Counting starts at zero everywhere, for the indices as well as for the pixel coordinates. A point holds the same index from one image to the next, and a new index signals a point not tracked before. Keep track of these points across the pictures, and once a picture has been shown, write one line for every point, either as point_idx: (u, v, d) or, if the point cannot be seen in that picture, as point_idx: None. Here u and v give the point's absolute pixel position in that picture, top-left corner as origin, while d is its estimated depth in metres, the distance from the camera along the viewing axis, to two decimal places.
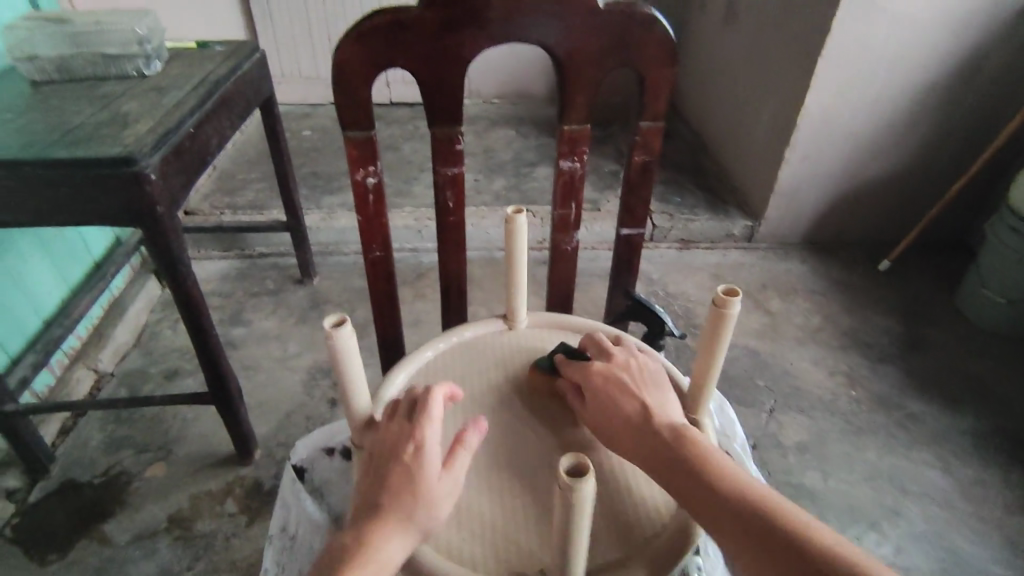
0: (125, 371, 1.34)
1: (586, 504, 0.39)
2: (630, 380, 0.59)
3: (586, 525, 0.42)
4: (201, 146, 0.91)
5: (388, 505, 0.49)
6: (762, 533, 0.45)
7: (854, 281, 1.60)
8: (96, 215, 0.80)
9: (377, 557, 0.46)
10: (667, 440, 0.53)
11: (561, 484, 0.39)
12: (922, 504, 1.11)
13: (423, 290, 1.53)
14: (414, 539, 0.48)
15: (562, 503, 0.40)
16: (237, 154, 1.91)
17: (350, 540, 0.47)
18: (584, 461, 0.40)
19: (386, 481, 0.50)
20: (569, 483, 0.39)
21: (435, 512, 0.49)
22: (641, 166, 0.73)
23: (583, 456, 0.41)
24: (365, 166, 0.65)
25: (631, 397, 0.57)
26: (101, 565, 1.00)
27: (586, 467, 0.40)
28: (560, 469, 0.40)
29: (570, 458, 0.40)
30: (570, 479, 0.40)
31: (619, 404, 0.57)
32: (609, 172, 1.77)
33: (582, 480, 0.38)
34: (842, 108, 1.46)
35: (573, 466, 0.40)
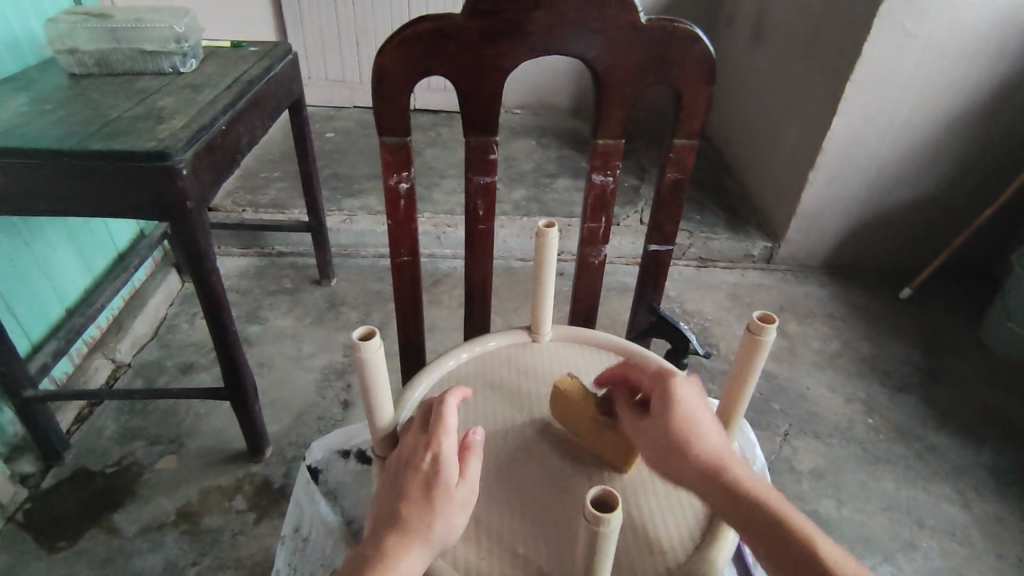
0: (141, 362, 1.35)
1: (611, 542, 0.39)
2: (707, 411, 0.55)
3: (609, 562, 0.41)
4: (232, 143, 0.92)
5: (408, 516, 0.48)
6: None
7: (874, 308, 1.58)
8: (127, 207, 0.81)
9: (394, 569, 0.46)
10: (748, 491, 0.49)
11: (587, 516, 0.38)
12: (939, 540, 1.08)
13: (440, 296, 1.54)
14: (430, 555, 0.48)
15: (586, 538, 0.39)
16: (262, 153, 1.94)
17: (368, 553, 0.47)
18: (612, 494, 0.39)
19: (404, 491, 0.50)
20: (595, 516, 0.38)
21: (452, 527, 0.49)
22: (673, 183, 0.73)
23: (611, 490, 0.40)
24: (399, 172, 0.66)
25: (709, 429, 0.53)
26: (109, 554, 1.00)
27: (615, 501, 0.39)
28: (586, 501, 0.39)
29: (598, 490, 0.40)
30: (597, 510, 0.39)
31: (698, 433, 0.52)
32: (629, 187, 1.77)
33: (609, 515, 0.38)
34: (869, 134, 1.46)
35: (600, 498, 0.40)
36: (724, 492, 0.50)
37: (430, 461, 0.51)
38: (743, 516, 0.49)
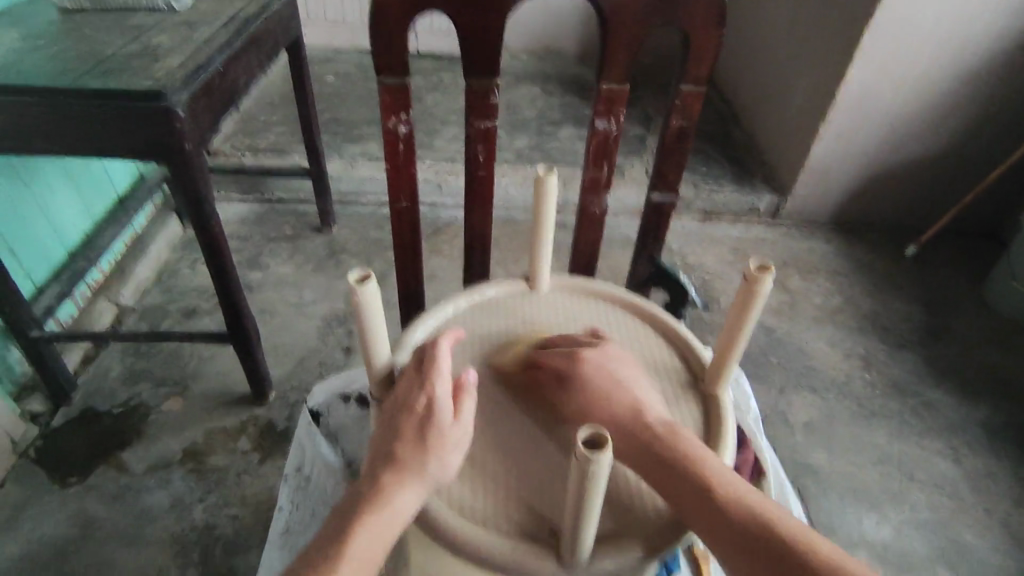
0: (145, 306, 1.36)
1: (601, 478, 0.40)
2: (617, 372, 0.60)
3: (599, 496, 0.42)
4: (229, 86, 0.90)
5: (405, 454, 0.50)
6: (746, 541, 0.48)
7: (878, 264, 1.58)
8: (123, 148, 0.79)
9: (389, 506, 0.48)
10: (659, 437, 0.54)
11: (578, 455, 0.39)
12: (926, 492, 1.11)
13: (441, 246, 1.53)
14: (424, 493, 0.50)
15: (576, 474, 0.41)
16: (260, 95, 1.89)
17: (365, 490, 0.49)
18: (603, 433, 0.40)
19: (400, 431, 0.51)
20: (586, 455, 0.39)
21: (445, 467, 0.51)
22: (677, 133, 0.71)
23: (603, 430, 0.41)
24: (398, 114, 0.64)
25: (617, 394, 0.58)
26: (120, 491, 1.04)
27: (605, 439, 0.40)
28: (577, 439, 0.40)
29: (588, 430, 0.41)
30: (587, 448, 0.41)
31: (608, 394, 0.58)
32: (635, 137, 1.73)
33: (600, 453, 0.39)
34: (884, 84, 1.41)
35: (592, 437, 0.41)
36: (636, 444, 0.55)
37: (425, 404, 0.51)
38: (656, 464, 0.53)
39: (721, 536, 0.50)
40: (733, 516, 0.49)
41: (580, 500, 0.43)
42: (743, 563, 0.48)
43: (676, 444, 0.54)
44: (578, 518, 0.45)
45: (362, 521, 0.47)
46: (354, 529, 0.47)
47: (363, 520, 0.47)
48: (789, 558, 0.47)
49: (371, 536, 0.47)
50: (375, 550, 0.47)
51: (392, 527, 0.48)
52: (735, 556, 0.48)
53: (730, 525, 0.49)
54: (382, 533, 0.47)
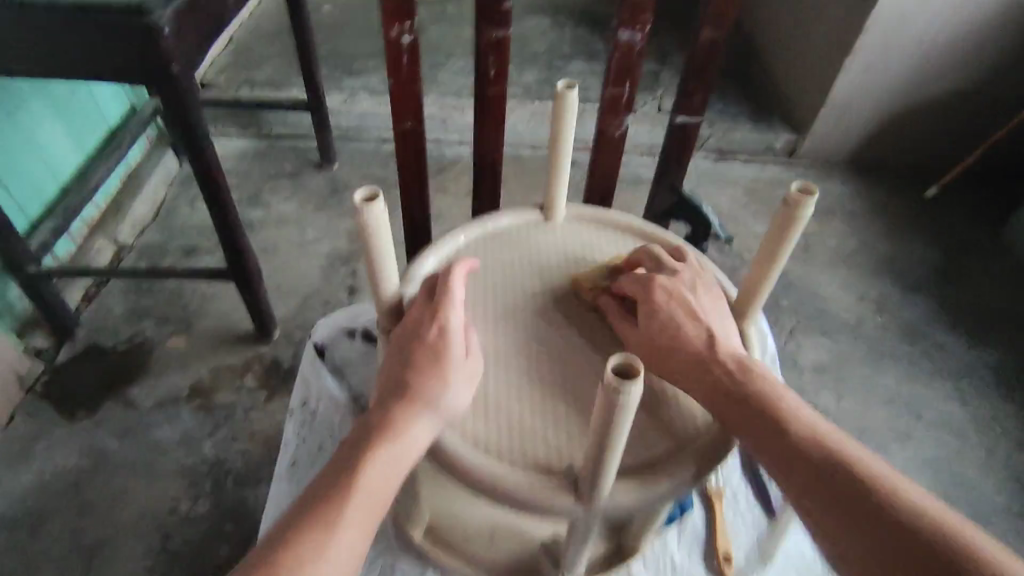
0: (145, 244, 1.34)
1: (632, 408, 0.39)
2: (685, 304, 0.56)
3: (625, 430, 0.41)
4: (217, 5, 0.84)
5: (415, 385, 0.48)
6: (833, 489, 0.44)
7: (896, 206, 1.53)
8: (106, 68, 0.74)
9: (400, 436, 0.46)
10: (732, 374, 0.51)
11: (608, 383, 0.38)
12: (934, 433, 1.11)
13: (446, 184, 1.49)
14: (436, 426, 0.48)
15: (604, 402, 0.40)
16: (256, 25, 1.80)
17: (377, 419, 0.47)
18: (635, 362, 0.39)
19: (410, 361, 0.49)
20: (616, 384, 0.38)
21: (458, 399, 0.49)
22: (707, 45, 0.66)
23: (635, 358, 0.40)
24: (401, 21, 0.59)
25: (692, 322, 0.55)
26: (128, 426, 1.04)
27: (637, 368, 0.39)
28: (607, 368, 0.39)
29: (620, 360, 0.39)
30: (617, 377, 0.39)
31: (679, 326, 0.55)
32: (649, 72, 1.65)
33: (631, 383, 0.37)
34: (916, 10, 1.33)
35: (623, 366, 0.39)
36: (712, 382, 0.52)
37: (435, 334, 0.50)
38: (734, 401, 0.51)
39: (789, 471, 0.46)
40: (822, 457, 0.45)
41: (602, 436, 0.42)
42: (830, 512, 0.44)
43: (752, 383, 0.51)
44: (603, 451, 0.44)
45: (374, 452, 0.46)
46: (365, 459, 0.45)
47: (375, 450, 0.45)
48: (880, 509, 0.42)
49: (383, 467, 0.45)
50: (386, 481, 0.45)
51: (403, 457, 0.46)
52: (809, 489, 0.45)
53: (803, 459, 0.46)
54: (393, 464, 0.46)
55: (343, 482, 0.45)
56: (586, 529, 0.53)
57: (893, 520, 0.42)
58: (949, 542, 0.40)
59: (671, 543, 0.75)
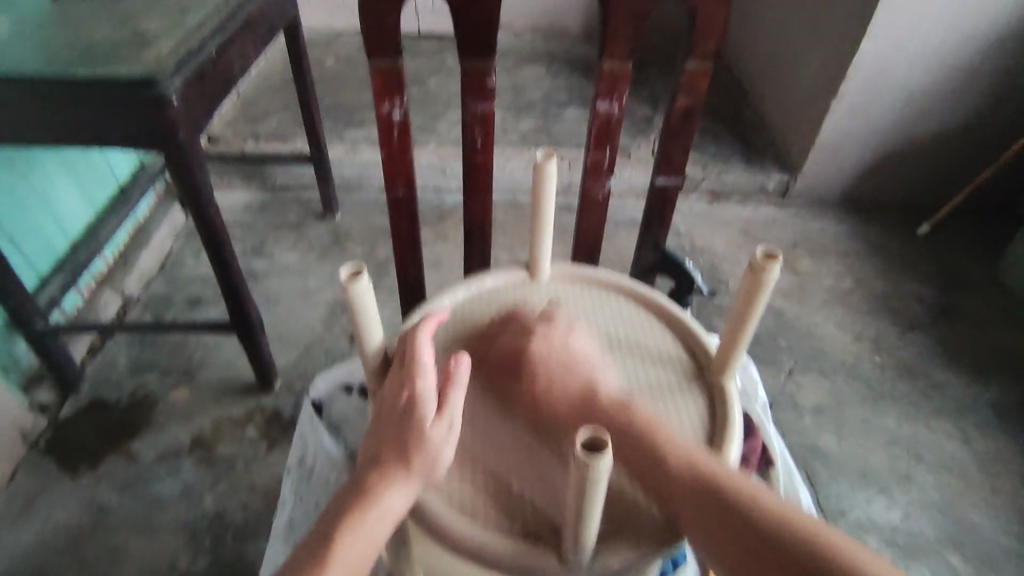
0: (150, 296, 1.36)
1: (601, 481, 0.40)
2: (568, 351, 0.63)
3: (600, 497, 0.43)
4: (223, 71, 0.88)
5: (387, 454, 0.50)
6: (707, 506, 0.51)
7: (889, 244, 1.55)
8: (116, 136, 0.78)
9: (378, 506, 0.48)
10: (615, 410, 0.58)
11: (577, 459, 0.39)
12: (937, 474, 1.10)
13: (445, 232, 1.52)
14: (414, 493, 0.50)
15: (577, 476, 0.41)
16: (261, 81, 1.87)
17: (358, 488, 0.49)
18: (603, 436, 0.40)
19: (387, 430, 0.51)
20: (585, 460, 0.39)
21: (435, 466, 0.50)
22: (683, 112, 0.69)
23: (604, 432, 0.41)
24: (392, 99, 0.62)
25: (571, 377, 0.61)
26: (129, 480, 1.05)
27: (605, 443, 0.40)
28: (576, 442, 0.40)
29: (587, 433, 0.41)
30: (586, 452, 0.40)
31: (558, 376, 0.61)
32: (642, 117, 1.70)
33: (599, 458, 0.39)
34: (896, 58, 1.37)
35: (591, 440, 0.40)
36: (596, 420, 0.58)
37: (408, 398, 0.50)
38: (618, 435, 0.57)
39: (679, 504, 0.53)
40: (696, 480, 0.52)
41: (580, 504, 0.43)
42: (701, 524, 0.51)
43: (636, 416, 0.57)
44: (579, 519, 0.45)
45: (352, 521, 0.47)
46: (344, 529, 0.47)
47: (353, 521, 0.47)
48: (745, 514, 0.50)
49: (360, 537, 0.47)
50: (365, 550, 0.47)
51: (381, 526, 0.48)
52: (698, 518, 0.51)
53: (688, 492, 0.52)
54: (371, 532, 0.47)
55: (319, 559, 0.46)
56: None
57: (757, 524, 0.49)
58: (801, 535, 0.48)
59: None
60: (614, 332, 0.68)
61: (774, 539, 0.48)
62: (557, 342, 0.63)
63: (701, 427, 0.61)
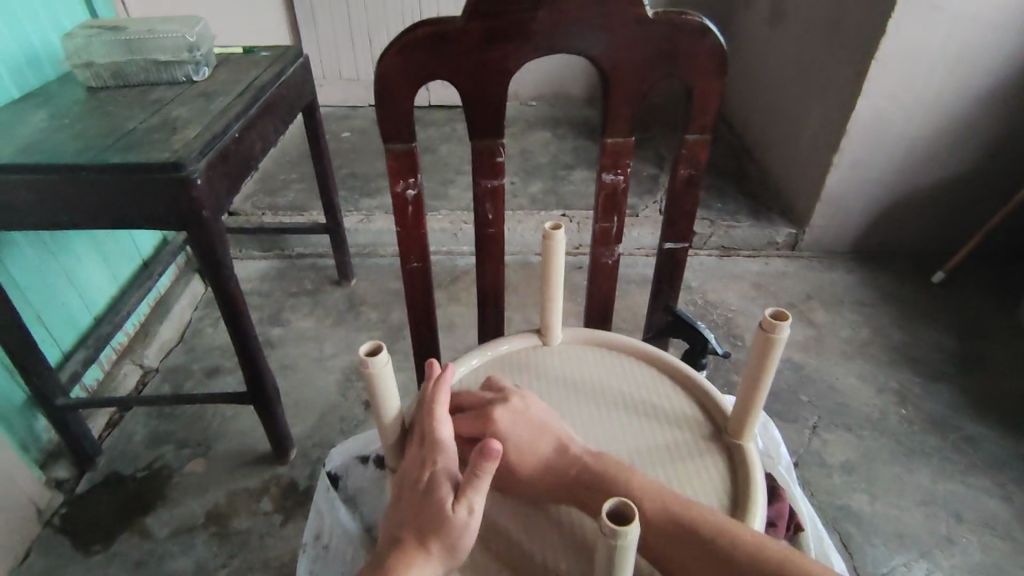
0: (169, 367, 1.38)
1: (628, 555, 0.38)
2: (540, 419, 0.60)
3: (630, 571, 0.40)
4: (245, 151, 0.93)
5: (406, 535, 0.50)
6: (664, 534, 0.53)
7: (904, 293, 1.54)
8: (142, 216, 0.82)
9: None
10: (589, 469, 0.56)
11: (604, 529, 0.37)
12: (977, 533, 1.05)
13: (459, 294, 1.53)
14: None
15: (605, 551, 0.38)
16: (280, 155, 1.95)
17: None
18: (629, 507, 0.38)
19: (409, 512, 0.51)
20: (613, 529, 0.37)
21: (454, 549, 0.48)
22: (686, 179, 0.71)
23: (629, 500, 0.39)
24: (405, 178, 0.65)
25: (541, 437, 0.59)
26: (142, 558, 1.03)
27: (631, 512, 0.38)
28: (602, 512, 0.38)
29: (614, 502, 0.38)
30: (614, 522, 0.38)
31: (528, 446, 0.59)
32: (648, 177, 1.74)
33: (627, 527, 0.36)
34: (893, 113, 1.41)
35: (618, 509, 0.38)
36: (567, 482, 0.57)
37: (429, 479, 0.51)
38: (587, 493, 0.56)
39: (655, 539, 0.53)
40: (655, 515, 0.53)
41: None
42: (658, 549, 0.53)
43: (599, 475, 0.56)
44: None
45: None
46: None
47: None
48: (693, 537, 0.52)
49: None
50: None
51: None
52: (679, 547, 0.52)
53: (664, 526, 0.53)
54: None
55: None
56: None
57: (742, 563, 0.50)
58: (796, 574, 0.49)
59: None
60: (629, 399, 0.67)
61: (759, 574, 0.49)
62: (525, 412, 0.60)
63: (723, 494, 0.59)
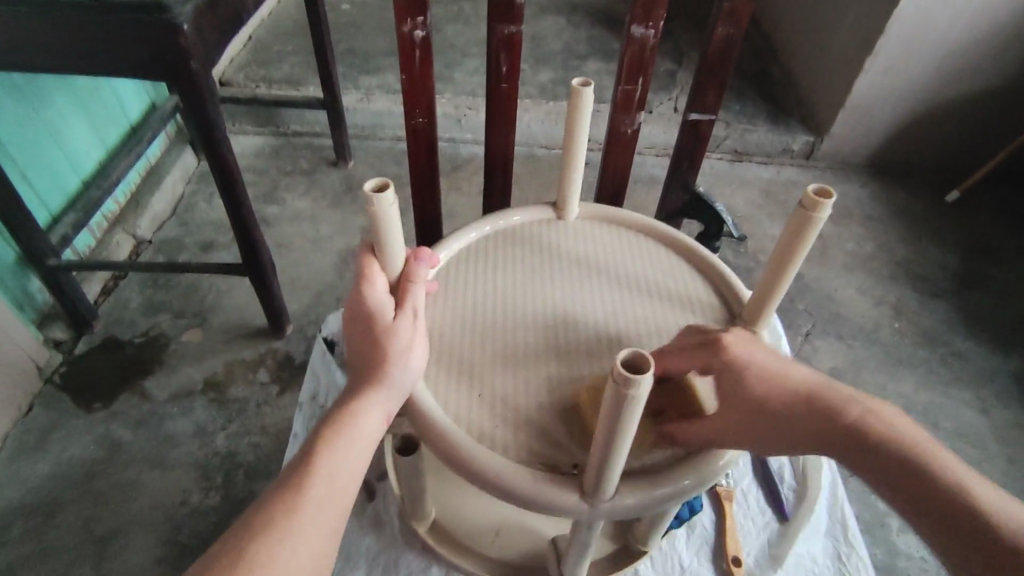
0: (162, 239, 1.35)
1: (641, 402, 0.38)
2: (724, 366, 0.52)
3: (636, 421, 0.41)
4: (236, 0, 0.84)
5: (355, 380, 0.51)
6: (899, 478, 0.47)
7: (917, 210, 1.50)
8: (125, 64, 0.75)
9: (358, 423, 0.48)
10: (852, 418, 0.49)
11: (617, 378, 0.37)
12: (951, 441, 1.09)
13: (460, 183, 1.49)
14: (393, 401, 0.50)
15: (614, 395, 0.39)
16: (273, 24, 1.81)
17: (330, 415, 0.48)
18: (644, 358, 0.38)
19: (358, 359, 0.52)
20: (626, 379, 0.37)
21: (408, 361, 0.51)
22: (722, 44, 0.69)
23: (644, 353, 0.39)
24: (414, 17, 0.61)
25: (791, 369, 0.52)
26: (142, 418, 1.05)
27: (647, 363, 0.38)
28: (616, 362, 0.39)
29: (628, 353, 0.39)
30: (628, 372, 0.39)
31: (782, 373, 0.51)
32: (665, 72, 1.64)
33: (642, 377, 0.37)
34: (941, 11, 1.30)
35: (633, 361, 0.39)
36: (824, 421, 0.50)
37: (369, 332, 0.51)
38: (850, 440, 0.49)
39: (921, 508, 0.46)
40: (884, 450, 0.48)
41: (612, 426, 0.41)
42: (888, 492, 0.48)
43: (817, 399, 0.51)
44: (609, 444, 0.44)
45: (327, 447, 0.46)
46: (320, 448, 0.46)
47: (333, 441, 0.46)
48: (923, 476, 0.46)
49: (342, 457, 0.46)
50: (349, 472, 0.46)
51: (362, 444, 0.48)
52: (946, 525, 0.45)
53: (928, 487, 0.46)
54: (356, 451, 0.47)
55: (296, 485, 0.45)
56: (589, 525, 0.53)
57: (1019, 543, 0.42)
58: None
59: (679, 543, 0.78)
60: (649, 281, 0.66)
61: None
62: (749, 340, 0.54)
63: None
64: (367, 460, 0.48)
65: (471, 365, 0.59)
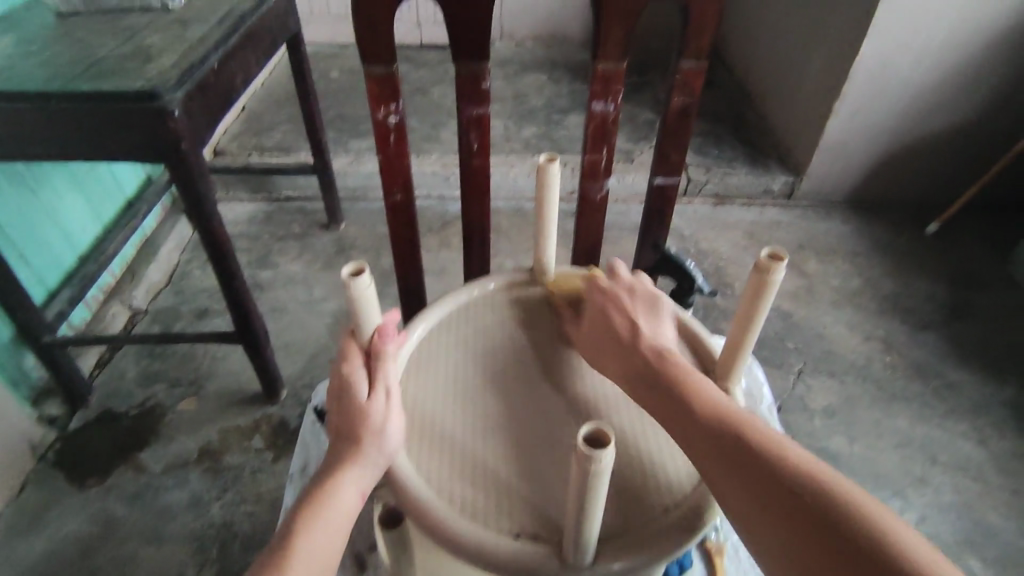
0: (157, 309, 1.37)
1: (603, 476, 0.40)
2: (621, 299, 0.64)
3: (601, 497, 0.43)
4: (225, 84, 0.89)
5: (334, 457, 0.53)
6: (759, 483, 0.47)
7: (898, 243, 1.53)
8: (118, 148, 0.79)
9: (329, 504, 0.50)
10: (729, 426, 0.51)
11: (581, 454, 0.39)
12: (951, 475, 1.08)
13: (449, 239, 1.52)
14: (369, 477, 0.52)
15: (578, 472, 0.40)
16: (265, 95, 1.88)
17: (309, 497, 0.50)
18: (605, 432, 0.40)
19: (338, 437, 0.54)
20: (587, 454, 0.39)
21: (383, 440, 0.53)
22: (680, 110, 0.73)
23: (603, 427, 0.41)
24: (387, 104, 0.65)
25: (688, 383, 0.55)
26: (136, 491, 1.05)
27: (606, 437, 0.40)
28: (578, 438, 0.40)
29: (589, 428, 0.41)
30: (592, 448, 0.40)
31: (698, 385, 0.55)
32: (644, 122, 1.70)
33: (603, 452, 0.39)
34: (900, 56, 1.37)
35: (593, 435, 0.41)
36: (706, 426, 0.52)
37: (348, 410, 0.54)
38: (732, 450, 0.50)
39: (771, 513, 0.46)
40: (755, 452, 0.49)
41: (581, 502, 0.43)
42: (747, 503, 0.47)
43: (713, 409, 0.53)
44: (581, 518, 0.45)
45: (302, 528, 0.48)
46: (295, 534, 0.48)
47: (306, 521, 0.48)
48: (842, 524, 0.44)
49: (317, 541, 0.48)
50: (323, 553, 0.48)
51: (336, 525, 0.49)
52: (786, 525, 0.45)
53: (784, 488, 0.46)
54: (331, 533, 0.49)
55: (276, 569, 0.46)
56: None
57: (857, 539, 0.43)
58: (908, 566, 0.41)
59: None
60: None
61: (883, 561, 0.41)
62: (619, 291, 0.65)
63: None
64: (340, 540, 0.50)
65: (447, 430, 0.61)
